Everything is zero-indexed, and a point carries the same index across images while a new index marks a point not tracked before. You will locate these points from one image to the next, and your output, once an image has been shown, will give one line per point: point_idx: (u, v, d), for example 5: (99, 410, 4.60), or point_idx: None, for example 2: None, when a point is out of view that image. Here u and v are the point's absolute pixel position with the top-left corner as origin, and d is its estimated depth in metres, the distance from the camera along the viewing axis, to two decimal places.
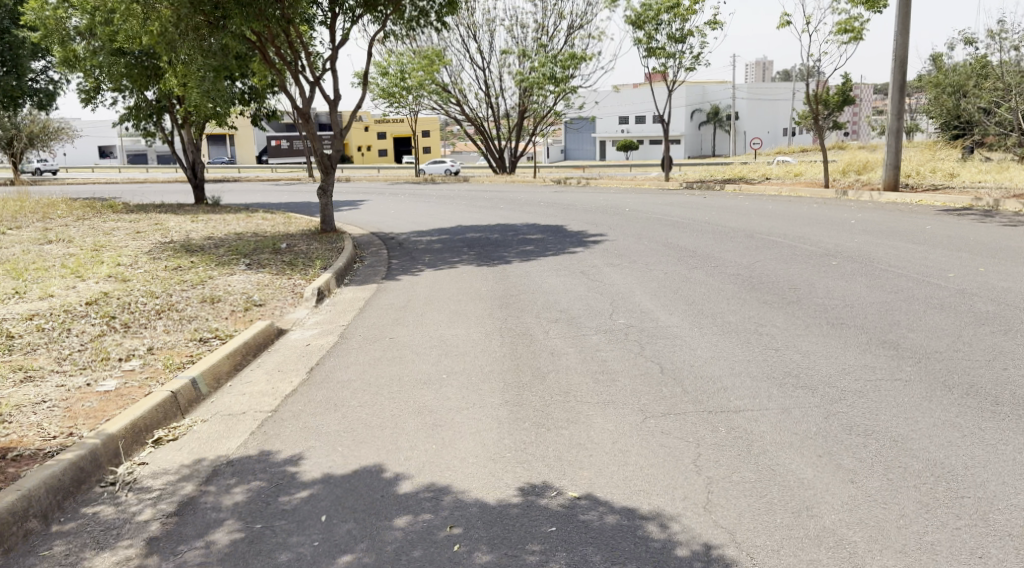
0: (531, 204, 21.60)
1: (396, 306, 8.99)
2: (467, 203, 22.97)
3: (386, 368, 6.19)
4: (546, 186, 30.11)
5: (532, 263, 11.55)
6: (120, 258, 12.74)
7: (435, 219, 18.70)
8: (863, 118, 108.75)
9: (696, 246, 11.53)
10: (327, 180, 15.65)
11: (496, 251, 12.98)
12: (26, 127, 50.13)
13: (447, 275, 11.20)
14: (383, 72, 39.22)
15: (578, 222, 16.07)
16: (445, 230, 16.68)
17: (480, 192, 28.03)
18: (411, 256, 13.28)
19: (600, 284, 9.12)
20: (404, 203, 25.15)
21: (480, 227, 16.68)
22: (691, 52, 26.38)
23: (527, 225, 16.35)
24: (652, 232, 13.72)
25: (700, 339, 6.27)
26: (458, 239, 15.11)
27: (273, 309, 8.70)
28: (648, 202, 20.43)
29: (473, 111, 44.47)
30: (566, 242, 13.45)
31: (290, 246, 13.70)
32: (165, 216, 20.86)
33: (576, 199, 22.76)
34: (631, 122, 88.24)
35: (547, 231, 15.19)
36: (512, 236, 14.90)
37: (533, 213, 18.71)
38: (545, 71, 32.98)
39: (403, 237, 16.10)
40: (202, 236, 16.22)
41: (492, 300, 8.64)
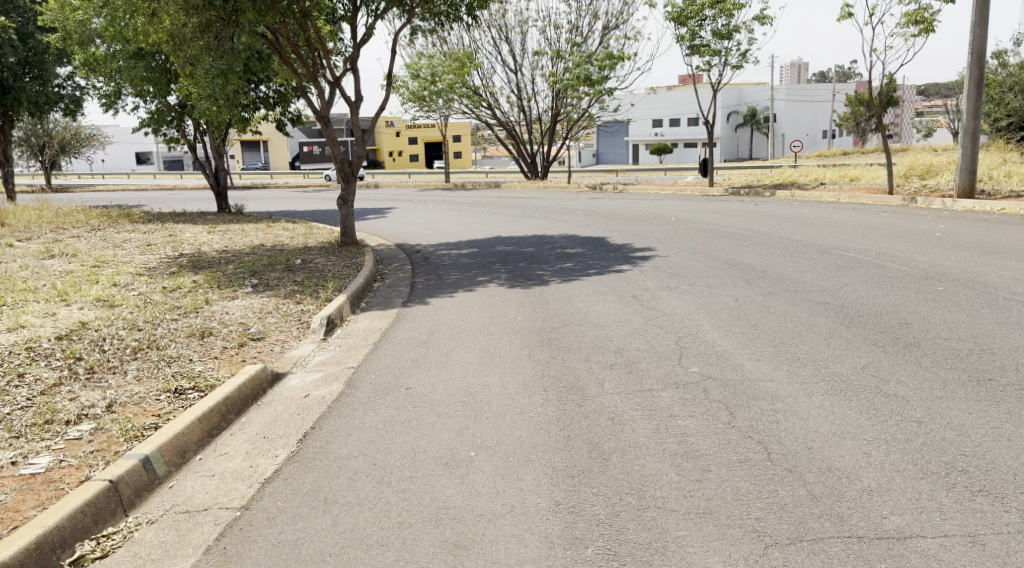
0: (568, 212, 20.20)
1: (417, 339, 7.64)
2: (499, 211, 21.66)
3: (398, 436, 4.82)
4: (583, 192, 28.72)
5: (574, 283, 10.16)
6: (119, 276, 11.58)
7: (465, 229, 17.37)
8: (907, 120, 105.62)
9: (762, 264, 10.06)
10: (348, 188, 14.36)
11: (533, 268, 11.61)
12: (58, 134, 49.81)
13: (478, 297, 9.86)
14: (413, 75, 38.10)
15: (621, 233, 14.64)
16: (476, 242, 15.35)
17: (513, 200, 26.69)
18: (439, 272, 11.97)
19: (658, 313, 7.70)
20: (434, 211, 23.92)
21: (513, 239, 15.32)
22: (738, 49, 24.79)
23: (565, 237, 14.96)
24: (707, 246, 12.26)
25: (808, 404, 4.81)
26: (489, 253, 13.77)
27: (273, 345, 7.35)
28: (695, 210, 18.94)
29: (506, 115, 43.12)
30: (611, 256, 12.04)
31: (307, 262, 12.39)
32: (182, 226, 19.79)
33: (616, 207, 21.32)
34: (665, 126, 86.33)
35: (587, 243, 13.78)
36: (549, 250, 13.52)
37: (571, 223, 17.33)
38: (580, 72, 31.56)
39: (430, 250, 14.80)
40: (215, 249, 15.06)
41: (532, 334, 7.25)
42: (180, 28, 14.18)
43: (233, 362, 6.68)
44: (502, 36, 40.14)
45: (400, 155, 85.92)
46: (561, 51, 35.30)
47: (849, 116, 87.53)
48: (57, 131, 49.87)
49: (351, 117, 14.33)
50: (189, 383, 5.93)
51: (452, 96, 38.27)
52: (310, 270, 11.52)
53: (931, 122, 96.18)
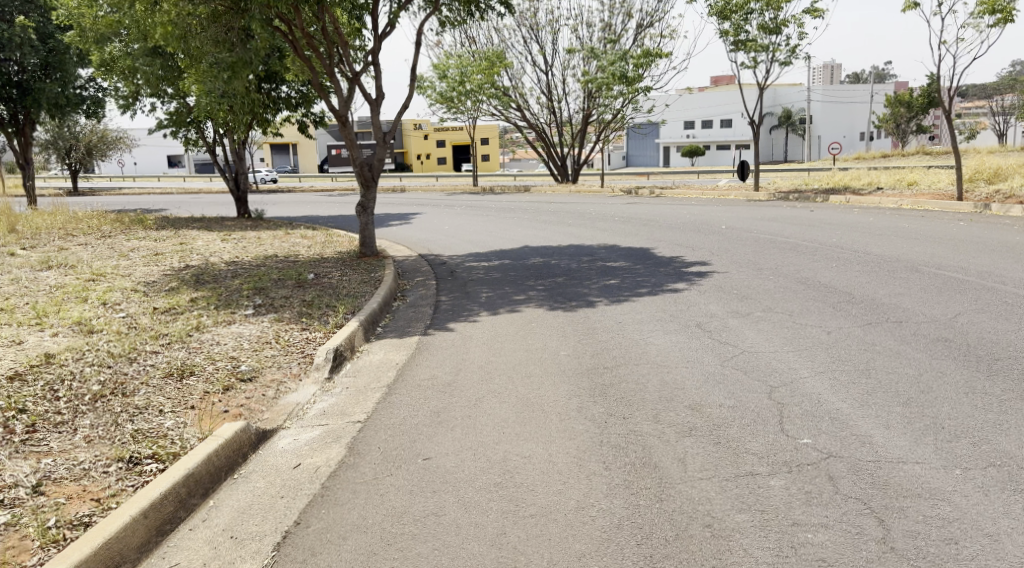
0: (604, 218, 18.82)
1: (441, 379, 6.29)
2: (531, 217, 20.35)
3: (412, 548, 3.48)
4: (618, 197, 27.30)
5: (624, 304, 8.79)
6: (112, 292, 10.40)
7: (494, 237, 16.03)
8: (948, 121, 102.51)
9: (844, 284, 8.59)
10: (368, 194, 13.09)
11: (573, 285, 10.25)
12: (84, 137, 49.17)
13: (513, 320, 8.52)
14: (441, 75, 36.91)
15: (668, 244, 13.24)
16: (508, 252, 14.02)
17: (544, 204, 25.33)
18: (466, 289, 10.66)
19: (734, 350, 6.30)
20: (461, 217, 22.68)
21: (548, 249, 13.96)
22: (787, 45, 23.22)
23: (604, 247, 13.57)
24: (771, 260, 10.80)
25: (992, 514, 3.41)
26: (522, 265, 12.42)
27: (266, 388, 6.07)
28: (744, 217, 17.45)
29: (536, 116, 41.74)
30: (661, 271, 10.62)
31: (321, 276, 11.16)
32: (196, 233, 18.67)
33: (656, 213, 19.90)
34: (697, 127, 84.40)
35: (632, 255, 12.38)
36: (590, 263, 12.15)
37: (609, 231, 15.93)
38: (615, 70, 30.05)
39: (456, 262, 13.49)
40: (225, 259, 13.88)
41: (580, 376, 5.89)
42: (184, 19, 12.95)
43: (212, 415, 5.40)
44: (532, 35, 38.81)
45: (428, 158, 85.06)
46: (595, 50, 33.90)
47: (888, 117, 84.94)
48: (83, 134, 49.32)
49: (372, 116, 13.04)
50: (148, 448, 4.65)
51: (481, 97, 37.02)
52: (322, 287, 10.26)
53: (974, 123, 93.11)
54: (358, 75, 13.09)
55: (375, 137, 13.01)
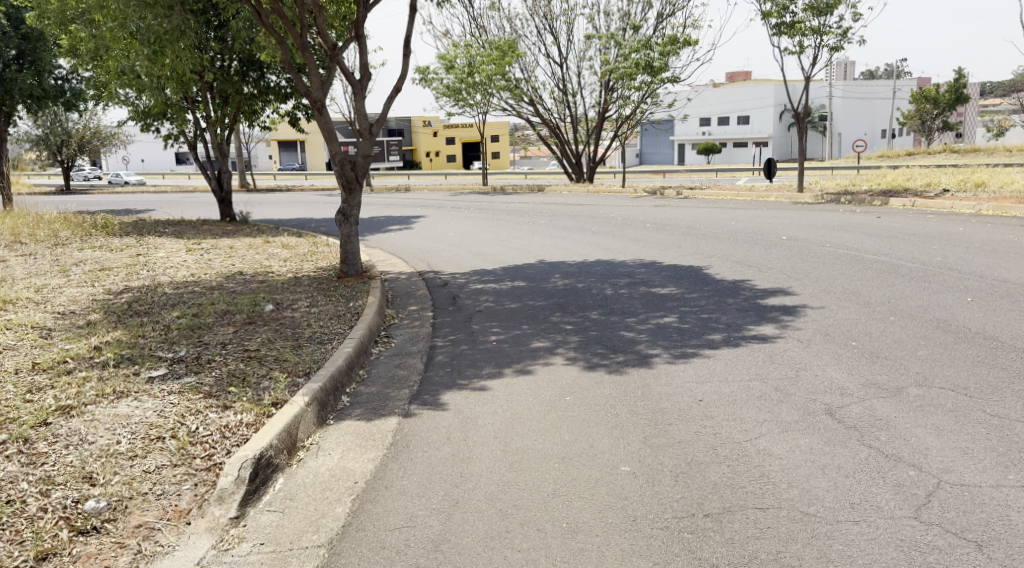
0: (632, 225, 16.23)
1: (426, 520, 3.73)
2: (548, 222, 17.77)
3: None
4: (643, 198, 24.69)
5: (695, 360, 6.22)
6: (3, 329, 7.84)
7: (507, 249, 13.47)
8: (974, 118, 99.16)
9: (1012, 337, 6.01)
10: (351, 199, 10.47)
11: (615, 323, 7.68)
12: (77, 133, 46.59)
13: (540, 385, 5.93)
14: (448, 66, 34.28)
15: (723, 262, 10.65)
16: (524, 270, 11.45)
17: (562, 206, 22.73)
18: (471, 327, 8.08)
19: (924, 482, 3.76)
20: (469, 221, 20.16)
21: (573, 267, 11.38)
22: (838, 27, 20.54)
23: (643, 265, 10.99)
24: (874, 290, 8.20)
25: None
26: (543, 290, 9.84)
27: (118, 552, 3.54)
28: (800, 225, 14.85)
29: (549, 111, 39.07)
30: (731, 305, 8.00)
31: (283, 307, 8.59)
32: (162, 241, 16.13)
33: (692, 218, 17.27)
34: (713, 124, 81.72)
35: (682, 277, 9.80)
36: (629, 287, 9.56)
37: (641, 242, 13.36)
38: (639, 58, 27.06)
39: (461, 283, 10.91)
40: (177, 278, 11.31)
41: (671, 537, 3.36)
42: None
43: None
44: (547, 24, 36.12)
45: (437, 156, 82.58)
46: (615, 37, 31.23)
47: (913, 114, 81.80)
48: (75, 130, 46.75)
49: (356, 103, 10.42)
50: None
51: (492, 90, 34.38)
52: (280, 326, 7.69)
53: (1000, 119, 89.92)
54: (336, 51, 10.38)
55: (359, 130, 10.41)
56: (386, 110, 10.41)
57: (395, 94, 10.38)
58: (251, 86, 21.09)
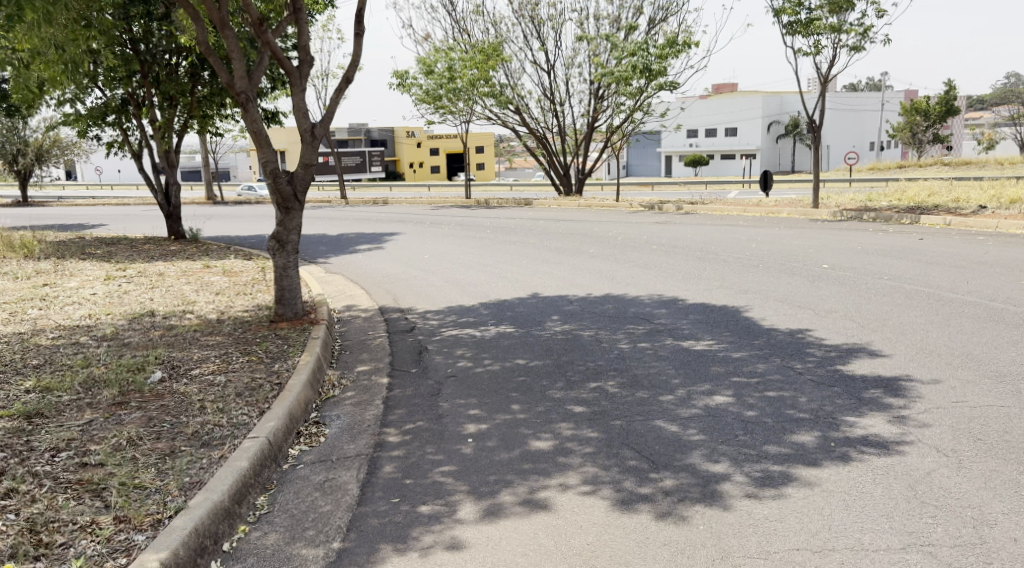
0: (635, 248, 13.95)
1: None
2: (538, 243, 15.50)
3: None
4: (641, 214, 22.50)
5: (785, 489, 3.89)
6: None
7: (491, 280, 11.16)
8: (963, 132, 98.30)
9: None
10: (289, 222, 8.11)
11: (644, 403, 5.34)
12: (34, 141, 43.68)
13: (543, 542, 3.56)
14: (428, 71, 31.98)
15: (765, 302, 8.40)
16: (510, 311, 9.10)
17: (552, 223, 20.47)
18: (436, 406, 5.70)
19: None
20: (448, 239, 17.85)
21: (572, 307, 9.05)
22: (859, 25, 18.43)
23: (662, 305, 8.68)
24: (996, 352, 5.95)
25: None
26: (538, 341, 7.48)
27: None
28: (834, 249, 12.67)
29: (536, 121, 36.81)
30: (803, 377, 5.66)
31: (178, 374, 6.23)
32: (81, 267, 13.66)
33: (702, 238, 15.08)
34: (700, 136, 79.85)
35: (718, 325, 7.52)
36: (651, 339, 7.21)
37: (651, 271, 11.08)
38: (636, 61, 24.72)
39: (431, 328, 8.54)
40: (67, 320, 8.89)
41: None
42: None
43: None
44: (534, 28, 33.98)
45: (421, 167, 80.30)
46: (608, 38, 29.14)
47: (903, 125, 80.18)
48: (32, 139, 43.76)
49: (293, 96, 7.97)
50: None
51: (475, 96, 32.11)
52: (159, 412, 5.33)
53: (990, 132, 88.89)
54: (264, 30, 7.88)
55: (298, 133, 8.05)
56: (334, 106, 8.06)
57: (345, 85, 8.04)
58: (205, 84, 18.76)
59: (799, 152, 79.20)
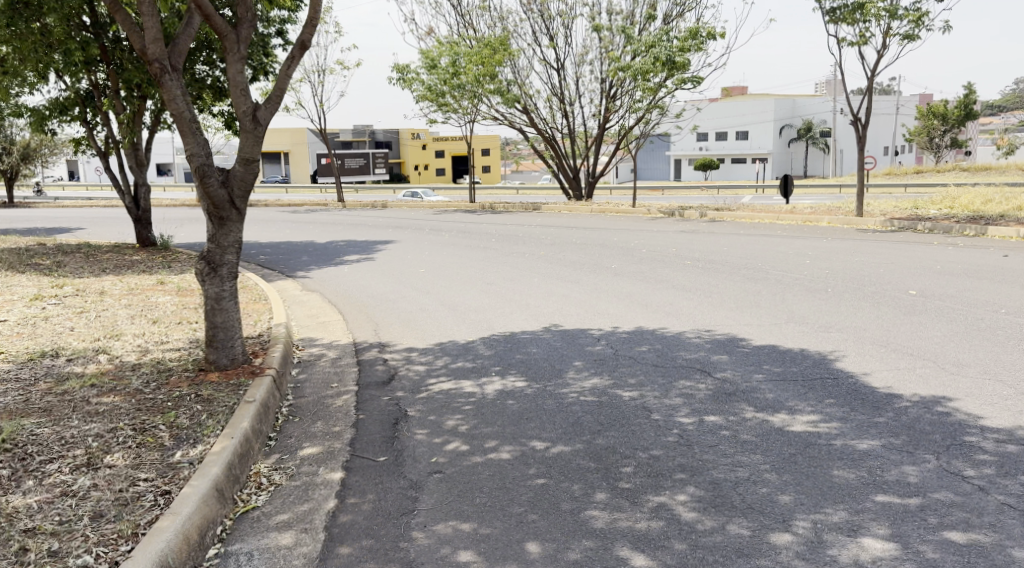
0: (666, 263, 11.84)
1: None
2: (550, 256, 13.42)
3: None
4: (662, 220, 20.42)
5: None
6: None
7: (496, 306, 9.09)
8: (981, 137, 95.88)
9: None
10: (224, 238, 6.02)
11: (749, 554, 3.23)
12: (20, 140, 41.64)
13: None
14: (431, 66, 29.91)
15: (860, 348, 6.29)
16: (520, 351, 6.99)
17: (564, 231, 18.40)
18: (408, 539, 3.60)
19: None
20: (447, 249, 15.79)
21: (601, 345, 6.94)
22: (913, 11, 16.32)
23: (721, 348, 6.57)
24: None
25: None
26: (560, 404, 5.40)
27: None
28: (906, 267, 10.58)
29: (545, 121, 34.63)
30: (993, 502, 3.55)
31: (19, 475, 4.10)
32: (12, 282, 11.58)
33: (739, 252, 12.96)
34: (711, 139, 77.69)
35: (812, 387, 5.40)
36: (721, 405, 5.10)
37: (694, 295, 8.99)
38: (658, 53, 22.25)
39: (414, 375, 6.44)
40: None
41: None
42: None
43: None
44: (544, 22, 31.93)
45: (426, 170, 78.24)
46: (624, 30, 27.02)
47: (920, 129, 77.57)
48: (20, 139, 41.67)
49: (231, 69, 5.89)
50: None
51: (481, 93, 29.98)
52: None
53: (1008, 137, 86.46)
54: None
55: (238, 118, 5.93)
56: (283, 82, 6.02)
57: (298, 55, 6.00)
58: None
59: (813, 157, 76.86)
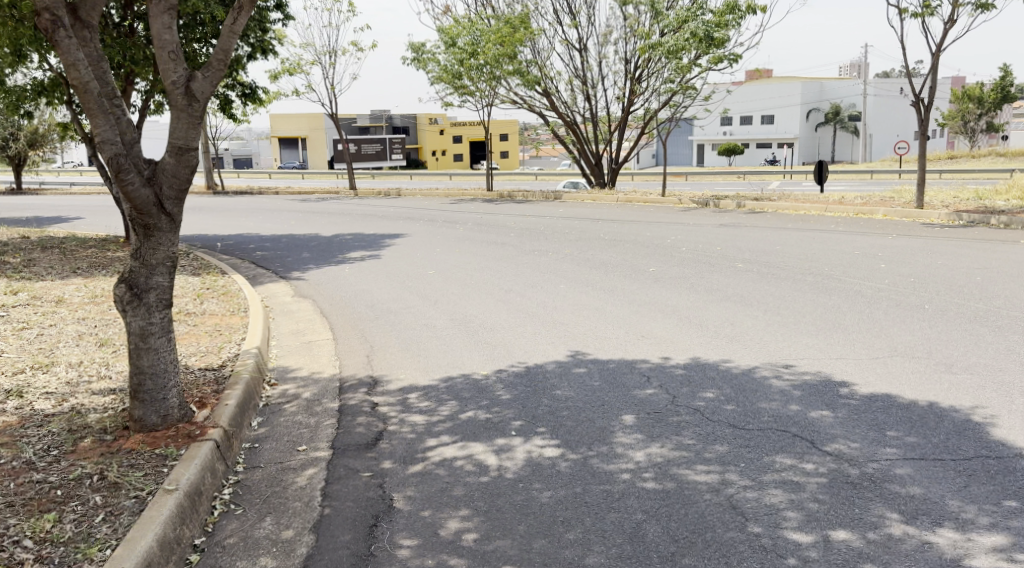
0: (713, 266, 10.22)
1: None
2: (578, 256, 11.80)
3: None
4: (697, 211, 18.67)
5: None
6: None
7: (516, 324, 7.51)
8: (1017, 123, 92.41)
9: None
10: (153, 253, 4.46)
11: None
12: (26, 125, 40.36)
13: None
14: (448, 43, 28.17)
15: (1013, 405, 4.64)
16: (551, 394, 5.40)
17: (591, 223, 16.72)
18: None
19: None
20: (461, 245, 14.20)
21: (656, 387, 5.34)
22: None
23: (819, 399, 4.93)
24: None
25: None
26: (611, 495, 3.82)
27: None
28: (1007, 273, 8.83)
29: (567, 105, 32.77)
30: None
31: None
32: None
33: (796, 251, 11.24)
34: (737, 124, 75.32)
35: (974, 473, 3.77)
36: (847, 507, 3.51)
37: (759, 313, 7.35)
38: (693, 27, 20.39)
39: (410, 434, 4.87)
40: None
41: None
42: None
43: None
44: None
45: (443, 156, 76.50)
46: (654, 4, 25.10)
47: (954, 114, 74.76)
48: (27, 124, 40.32)
49: (157, 23, 4.31)
50: None
51: (499, 74, 28.20)
52: None
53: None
54: None
55: (166, 90, 4.35)
56: (229, 41, 4.46)
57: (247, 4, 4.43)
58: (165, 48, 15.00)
59: (842, 142, 74.31)
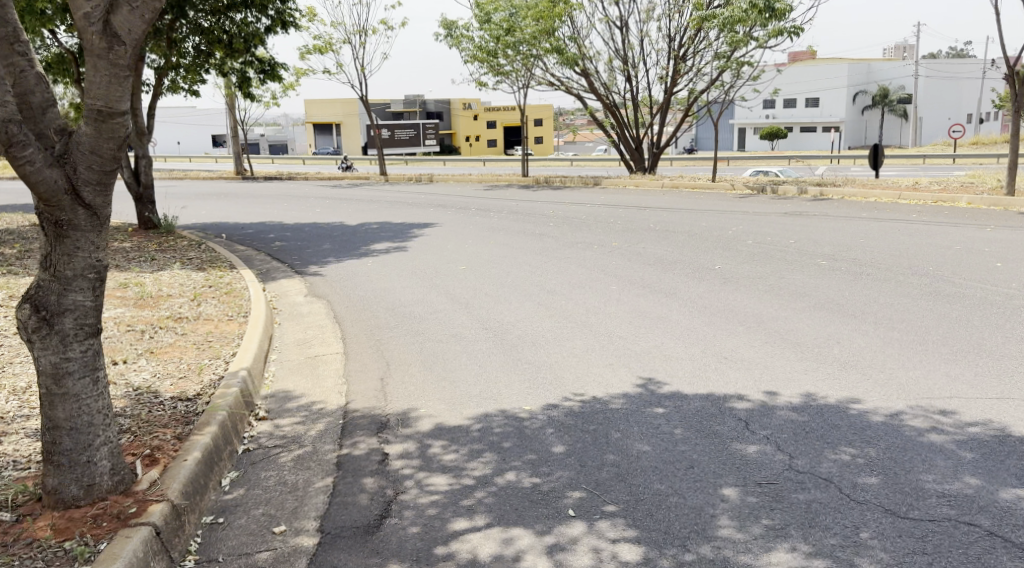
0: (791, 263, 8.74)
1: None
2: (628, 250, 10.38)
3: None
4: (754, 198, 17.08)
5: None
6: None
7: (564, 339, 6.14)
8: None
9: None
10: (71, 261, 3.17)
11: None
12: None
13: None
14: (484, 19, 26.73)
15: None
16: (622, 446, 4.06)
17: (637, 211, 15.26)
18: None
19: None
20: (495, 236, 12.86)
21: (762, 442, 3.96)
22: None
23: (1003, 469, 3.52)
24: None
25: None
26: None
27: None
28: None
29: (607, 86, 31.08)
30: None
31: None
32: None
33: (883, 245, 9.71)
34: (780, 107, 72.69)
35: None
36: None
37: (869, 328, 5.92)
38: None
39: (429, 510, 3.55)
40: None
41: None
42: None
43: None
44: None
45: (477, 141, 74.98)
46: None
47: None
48: None
49: None
50: None
51: (536, 53, 26.62)
52: None
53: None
54: None
55: (80, 30, 3.00)
56: None
57: None
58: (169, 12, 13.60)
59: (890, 125, 71.37)
